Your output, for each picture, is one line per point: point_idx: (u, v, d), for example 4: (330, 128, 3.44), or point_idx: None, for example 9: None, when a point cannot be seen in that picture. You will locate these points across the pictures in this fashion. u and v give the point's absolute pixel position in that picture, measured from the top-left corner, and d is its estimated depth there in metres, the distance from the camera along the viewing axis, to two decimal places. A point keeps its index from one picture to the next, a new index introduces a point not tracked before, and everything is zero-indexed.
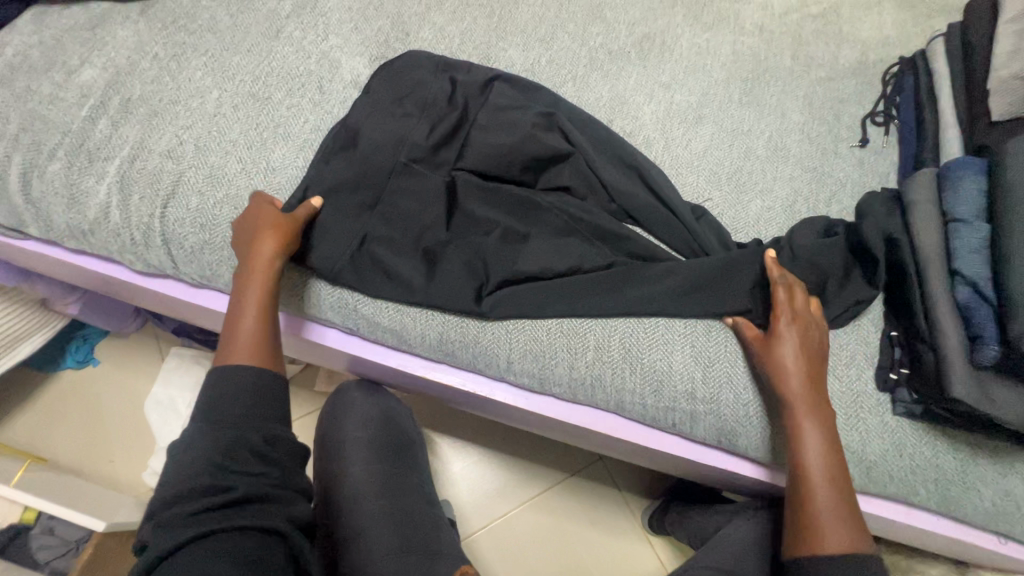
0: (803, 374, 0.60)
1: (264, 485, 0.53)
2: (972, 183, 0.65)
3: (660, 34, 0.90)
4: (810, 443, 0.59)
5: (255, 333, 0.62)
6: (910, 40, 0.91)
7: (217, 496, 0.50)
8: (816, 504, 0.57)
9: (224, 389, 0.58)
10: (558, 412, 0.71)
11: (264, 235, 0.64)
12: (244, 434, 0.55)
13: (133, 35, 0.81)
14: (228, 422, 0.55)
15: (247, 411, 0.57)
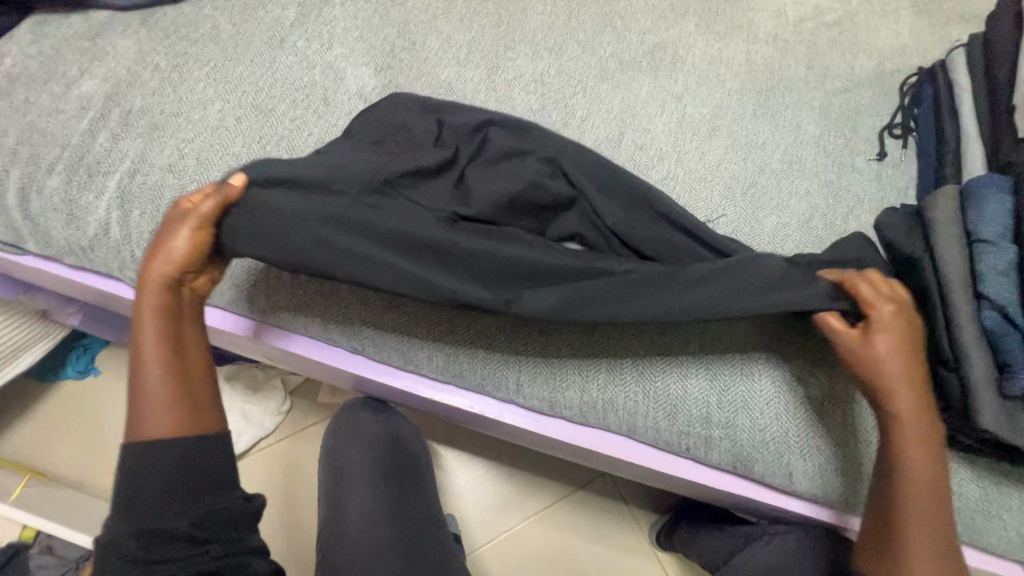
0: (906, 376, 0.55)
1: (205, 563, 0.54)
2: (997, 201, 0.63)
3: (672, 44, 0.88)
4: (916, 462, 0.54)
5: (156, 390, 0.55)
6: (927, 49, 0.88)
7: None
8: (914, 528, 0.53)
9: (145, 475, 0.54)
10: (568, 436, 0.70)
11: (156, 276, 0.57)
12: (170, 524, 0.53)
13: (134, 45, 0.79)
14: (151, 510, 0.53)
15: (168, 499, 0.54)
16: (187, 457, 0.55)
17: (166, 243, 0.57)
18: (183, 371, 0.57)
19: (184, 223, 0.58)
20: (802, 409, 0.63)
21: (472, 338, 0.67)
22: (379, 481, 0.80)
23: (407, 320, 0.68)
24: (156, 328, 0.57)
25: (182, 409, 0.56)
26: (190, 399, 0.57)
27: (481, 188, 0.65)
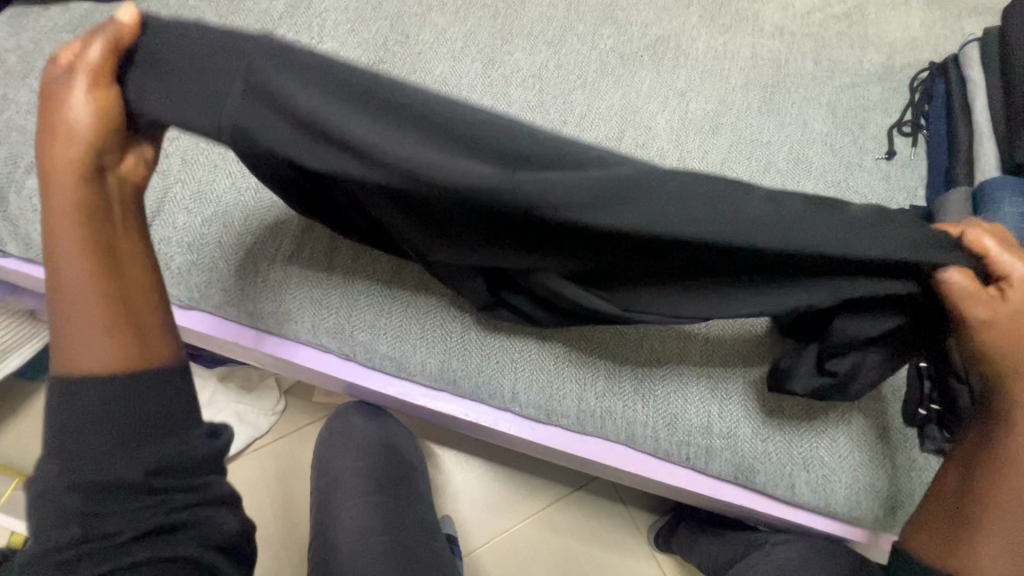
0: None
1: (163, 517, 0.44)
2: (1012, 205, 0.61)
3: (675, 37, 0.85)
4: None
5: (85, 312, 0.45)
6: (939, 43, 0.85)
7: (101, 541, 0.42)
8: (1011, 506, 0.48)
9: (85, 409, 0.43)
10: (566, 445, 0.68)
11: (61, 163, 0.45)
12: (117, 472, 0.43)
13: None
14: (92, 460, 0.43)
15: (113, 441, 0.43)
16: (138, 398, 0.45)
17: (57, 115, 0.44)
18: (118, 285, 0.47)
19: (76, 75, 0.44)
20: (804, 419, 0.61)
21: (465, 345, 0.65)
22: (372, 488, 0.78)
23: (399, 324, 0.66)
24: (76, 229, 0.46)
25: (122, 338, 0.46)
26: (132, 320, 0.47)
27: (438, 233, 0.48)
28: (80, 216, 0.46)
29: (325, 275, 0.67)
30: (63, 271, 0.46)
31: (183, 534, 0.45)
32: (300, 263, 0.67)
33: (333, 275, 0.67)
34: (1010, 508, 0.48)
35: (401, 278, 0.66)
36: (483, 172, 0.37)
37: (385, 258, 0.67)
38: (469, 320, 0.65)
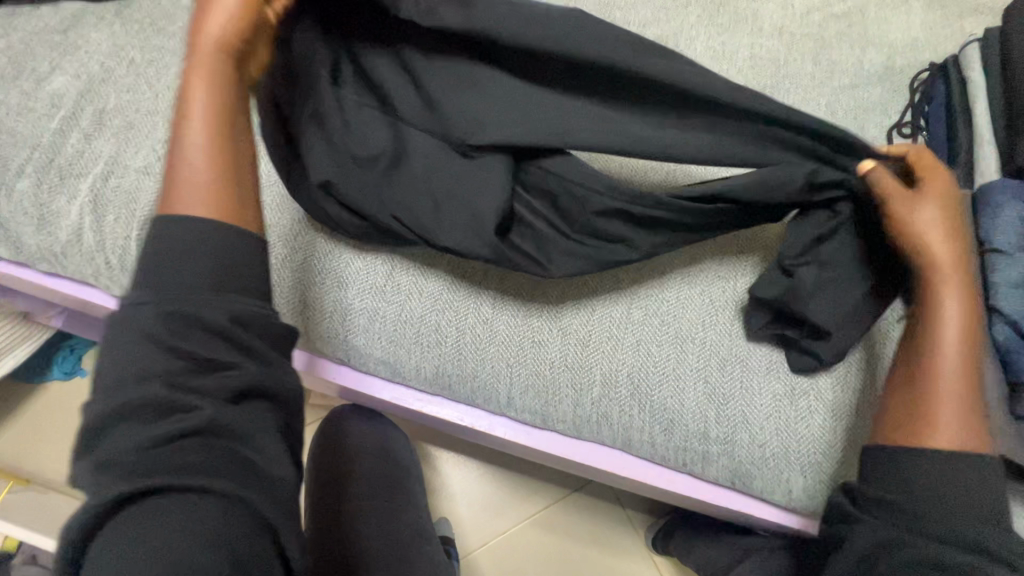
0: (949, 239, 0.53)
1: (230, 409, 0.43)
2: (1013, 210, 0.60)
3: (674, 36, 0.84)
4: (950, 308, 0.52)
5: (206, 148, 0.48)
6: (939, 43, 0.85)
7: (174, 423, 0.41)
8: (944, 379, 0.51)
9: (179, 241, 0.45)
10: (562, 450, 0.68)
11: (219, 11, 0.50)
12: (202, 312, 0.43)
13: (108, 39, 0.76)
14: (179, 300, 0.43)
15: (206, 280, 0.44)
16: (229, 244, 0.46)
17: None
18: (233, 132, 0.50)
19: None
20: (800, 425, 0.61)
21: (460, 349, 0.64)
22: (369, 494, 0.78)
23: (394, 328, 0.65)
24: (214, 76, 0.50)
25: (227, 183, 0.48)
26: (236, 172, 0.49)
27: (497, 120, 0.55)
28: (217, 68, 0.50)
29: (318, 280, 0.66)
30: (191, 109, 0.49)
31: (241, 443, 0.43)
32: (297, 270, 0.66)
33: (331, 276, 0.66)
34: (939, 379, 0.51)
35: (395, 282, 0.66)
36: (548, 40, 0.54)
37: (379, 262, 0.66)
38: (464, 324, 0.64)
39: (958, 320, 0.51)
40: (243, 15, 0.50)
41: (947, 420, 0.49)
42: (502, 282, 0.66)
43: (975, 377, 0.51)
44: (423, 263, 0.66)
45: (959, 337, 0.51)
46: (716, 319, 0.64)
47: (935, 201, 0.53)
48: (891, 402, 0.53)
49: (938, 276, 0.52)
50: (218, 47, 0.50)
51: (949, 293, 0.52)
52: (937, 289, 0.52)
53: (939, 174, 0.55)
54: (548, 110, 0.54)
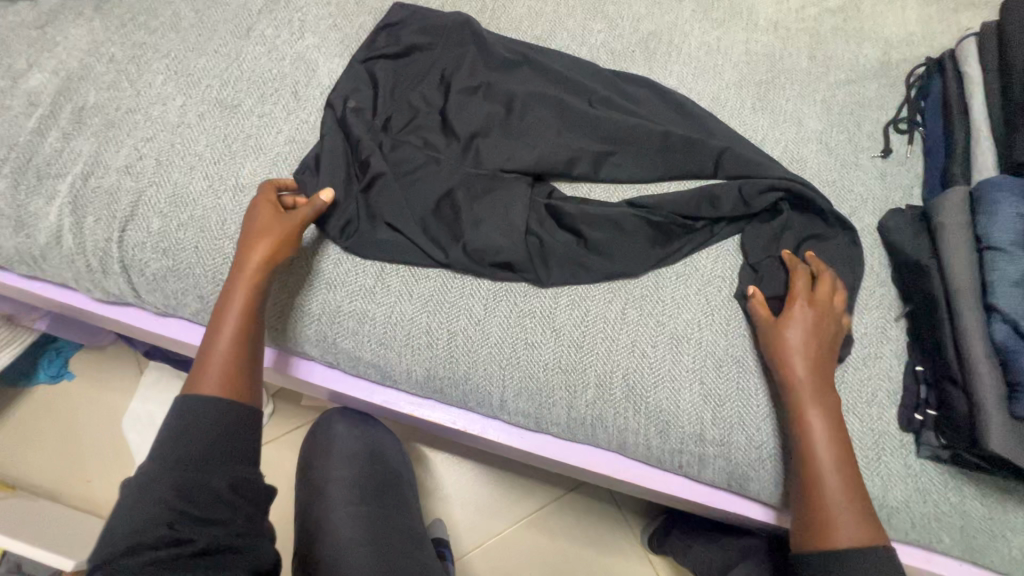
0: (809, 359, 0.56)
1: (225, 536, 0.49)
2: (1011, 205, 0.59)
3: (667, 31, 0.83)
4: (815, 433, 0.54)
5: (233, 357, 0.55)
6: (936, 37, 0.84)
7: (177, 549, 0.46)
8: (827, 495, 0.53)
9: (196, 420, 0.51)
10: (555, 453, 0.67)
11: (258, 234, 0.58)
12: (205, 478, 0.49)
13: (87, 35, 0.74)
14: (189, 465, 0.49)
15: (214, 452, 0.50)
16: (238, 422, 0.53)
17: (272, 223, 0.59)
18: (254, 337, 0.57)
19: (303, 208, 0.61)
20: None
21: (451, 352, 0.63)
22: (363, 499, 0.76)
23: (382, 331, 0.64)
24: (250, 293, 0.57)
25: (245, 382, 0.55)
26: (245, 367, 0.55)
27: (539, 136, 0.70)
28: (255, 290, 0.57)
29: (310, 281, 0.65)
30: (225, 321, 0.56)
31: (235, 558, 0.49)
32: (292, 273, 0.65)
33: (317, 284, 0.65)
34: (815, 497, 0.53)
35: (385, 284, 0.64)
36: (583, 90, 0.74)
37: (369, 264, 0.65)
38: (455, 326, 0.63)
39: (823, 446, 0.54)
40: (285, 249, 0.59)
41: (837, 522, 0.52)
42: (495, 281, 0.65)
43: (857, 485, 0.53)
44: (413, 264, 0.65)
45: (825, 450, 0.54)
46: (712, 318, 0.64)
47: (795, 327, 0.57)
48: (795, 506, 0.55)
49: (801, 396, 0.55)
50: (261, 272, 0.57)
51: (809, 411, 0.55)
52: (798, 407, 0.55)
53: (797, 300, 0.59)
54: (584, 124, 0.71)
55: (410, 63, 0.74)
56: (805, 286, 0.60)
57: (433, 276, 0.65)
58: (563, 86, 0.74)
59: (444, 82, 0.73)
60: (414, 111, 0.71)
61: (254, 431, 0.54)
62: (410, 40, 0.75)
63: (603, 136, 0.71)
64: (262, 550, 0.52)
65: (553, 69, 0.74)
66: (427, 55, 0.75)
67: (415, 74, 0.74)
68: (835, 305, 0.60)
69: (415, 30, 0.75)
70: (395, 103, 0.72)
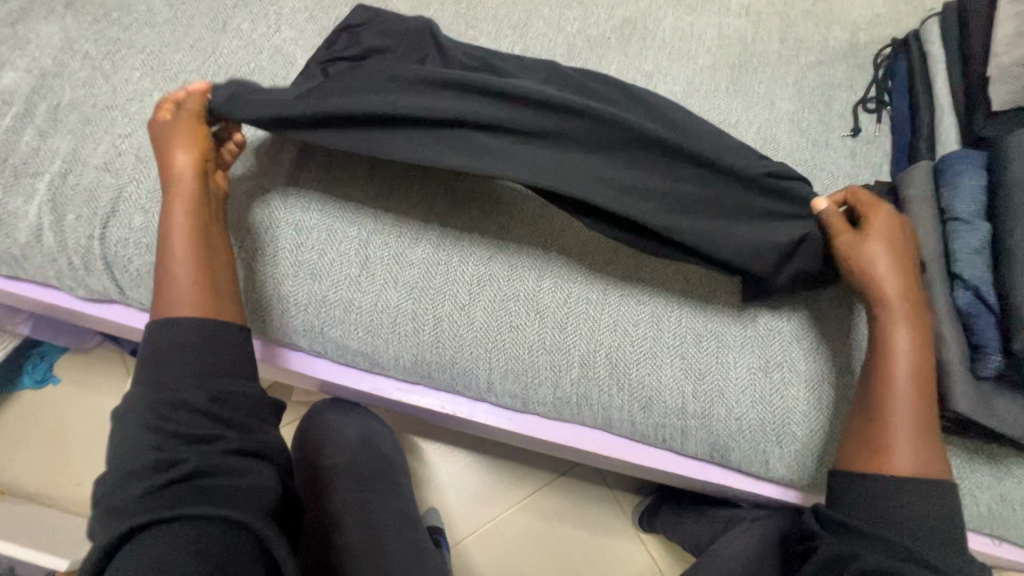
0: (898, 272, 0.56)
1: (218, 458, 0.49)
2: (971, 179, 0.62)
3: (642, 17, 0.84)
4: (900, 346, 0.55)
5: (191, 261, 0.56)
6: (902, 19, 0.86)
7: (169, 474, 0.47)
8: (899, 414, 0.53)
9: (172, 341, 0.53)
10: (543, 432, 0.69)
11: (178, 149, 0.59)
12: (184, 395, 0.50)
13: (60, 32, 0.73)
14: (166, 386, 0.51)
15: (190, 371, 0.52)
16: (206, 333, 0.53)
17: (175, 130, 0.60)
18: (205, 236, 0.58)
19: (187, 99, 0.62)
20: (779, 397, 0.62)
21: (438, 337, 0.64)
22: (360, 485, 0.78)
23: (370, 318, 0.65)
24: (184, 193, 0.58)
25: (205, 279, 0.56)
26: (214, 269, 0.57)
27: None
28: (184, 192, 0.59)
29: (293, 272, 0.66)
30: (171, 237, 0.57)
31: (232, 481, 0.49)
32: (261, 255, 0.66)
33: (300, 273, 0.65)
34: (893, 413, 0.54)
35: (370, 272, 0.65)
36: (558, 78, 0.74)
37: (354, 252, 0.66)
38: (439, 312, 0.64)
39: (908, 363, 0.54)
40: (196, 142, 0.60)
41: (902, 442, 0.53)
42: (479, 267, 0.66)
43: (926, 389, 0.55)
44: (397, 253, 0.66)
45: (907, 352, 0.55)
46: (690, 295, 0.66)
47: (886, 241, 0.57)
48: (852, 425, 0.56)
49: (892, 310, 0.56)
50: (189, 170, 0.59)
51: (898, 326, 0.55)
52: (884, 321, 0.56)
53: (883, 212, 0.59)
54: None
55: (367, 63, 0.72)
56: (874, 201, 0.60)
57: (417, 263, 0.66)
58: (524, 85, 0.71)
59: None
60: None
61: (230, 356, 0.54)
62: (369, 43, 0.73)
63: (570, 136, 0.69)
64: (262, 473, 0.51)
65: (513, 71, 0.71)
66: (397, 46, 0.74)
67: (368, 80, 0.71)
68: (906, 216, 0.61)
69: (375, 32, 0.74)
70: None
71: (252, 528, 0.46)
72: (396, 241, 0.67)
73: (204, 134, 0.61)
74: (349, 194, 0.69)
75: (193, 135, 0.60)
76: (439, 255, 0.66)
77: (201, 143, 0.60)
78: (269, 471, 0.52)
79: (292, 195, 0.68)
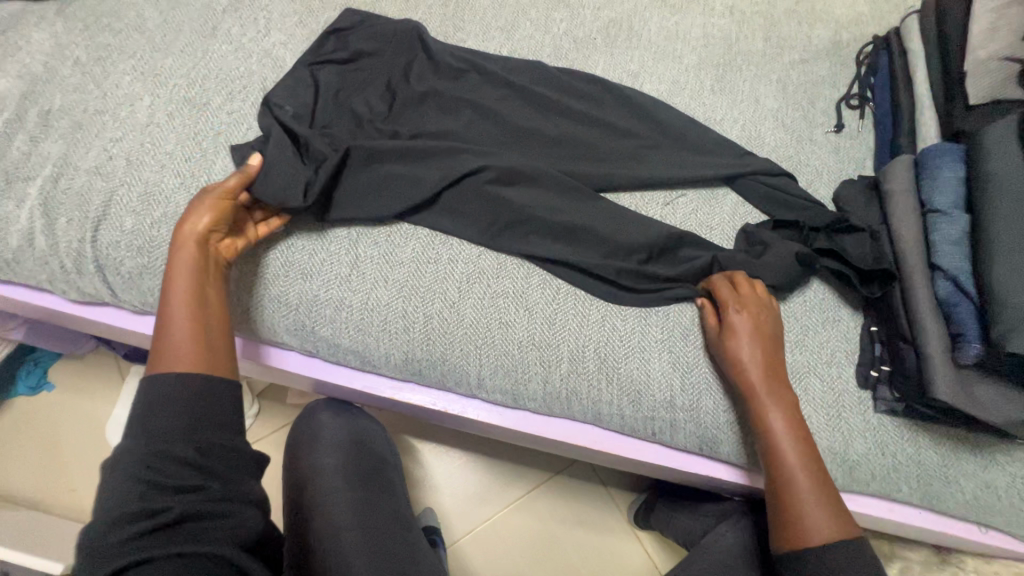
0: (759, 360, 0.58)
1: (204, 502, 0.48)
2: (950, 171, 0.63)
3: (628, 18, 0.85)
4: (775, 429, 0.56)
5: (188, 333, 0.54)
6: (883, 17, 0.87)
7: (153, 519, 0.46)
8: (795, 497, 0.54)
9: (160, 392, 0.51)
10: (533, 427, 0.69)
11: (190, 222, 0.58)
12: (171, 445, 0.49)
13: (51, 38, 0.74)
14: (154, 438, 0.49)
15: (181, 422, 0.50)
16: (201, 391, 0.52)
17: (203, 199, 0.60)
18: (205, 305, 0.57)
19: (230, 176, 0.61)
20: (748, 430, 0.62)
21: (428, 335, 0.65)
22: (352, 484, 0.78)
23: (360, 317, 0.65)
24: (185, 262, 0.57)
25: (204, 352, 0.54)
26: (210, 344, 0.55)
27: (503, 124, 0.71)
28: (193, 260, 0.58)
29: (283, 273, 0.66)
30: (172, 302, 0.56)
31: (216, 523, 0.48)
32: (254, 261, 0.66)
33: (290, 274, 0.66)
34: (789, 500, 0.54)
35: (360, 272, 0.66)
36: (544, 81, 0.76)
37: (344, 253, 0.67)
38: (430, 310, 0.65)
39: (789, 450, 0.55)
40: (216, 214, 0.59)
41: (808, 520, 0.53)
42: (469, 264, 0.67)
43: (815, 460, 0.56)
44: (387, 252, 0.67)
45: (789, 437, 0.56)
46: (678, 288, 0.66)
47: (739, 337, 0.59)
48: (767, 503, 0.57)
49: (760, 401, 0.57)
50: (195, 241, 0.58)
51: (767, 410, 0.57)
52: (757, 410, 0.57)
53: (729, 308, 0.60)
54: (536, 124, 0.72)
55: (356, 67, 0.74)
56: (731, 289, 0.62)
57: (407, 261, 0.66)
58: (509, 88, 0.74)
59: (393, 85, 0.73)
60: (356, 119, 0.70)
61: (220, 402, 0.53)
62: (358, 46, 0.75)
63: (555, 137, 0.71)
64: (246, 512, 0.51)
65: (499, 76, 0.74)
66: (386, 50, 0.75)
67: (358, 84, 0.73)
68: (759, 293, 0.62)
69: (363, 36, 0.76)
70: (343, 107, 0.71)
71: (238, 565, 0.48)
72: (385, 240, 0.67)
73: (228, 208, 0.60)
74: None
75: (217, 209, 0.60)
76: (429, 253, 0.67)
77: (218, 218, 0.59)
78: (251, 510, 0.51)
79: None
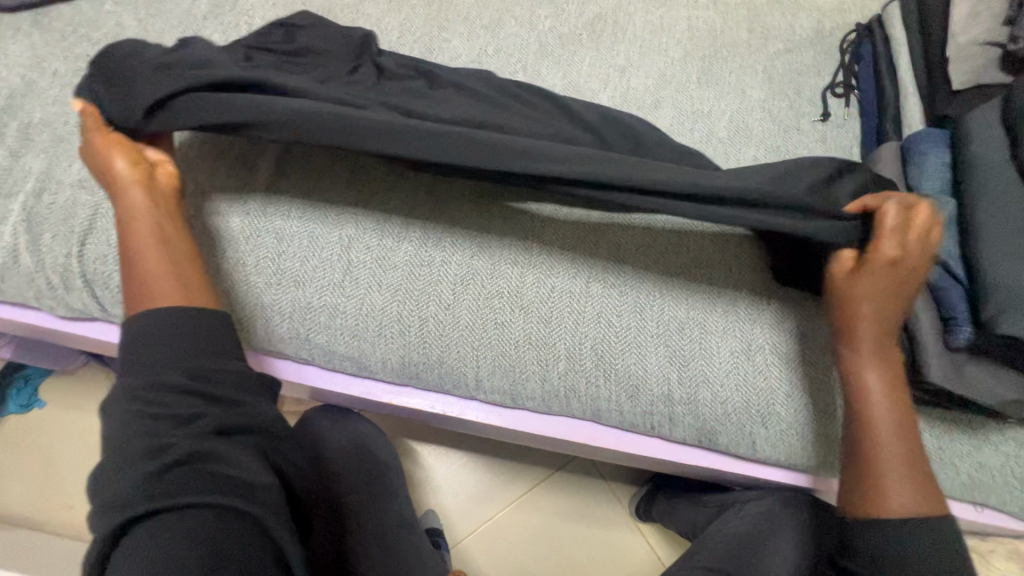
0: (879, 309, 0.55)
1: (205, 435, 0.49)
2: (935, 157, 0.64)
3: (612, 13, 0.85)
4: (873, 385, 0.55)
5: (157, 260, 0.56)
6: (865, 6, 0.88)
7: (160, 459, 0.47)
8: (883, 459, 0.53)
9: (146, 331, 0.52)
10: (533, 426, 0.69)
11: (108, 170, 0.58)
12: (165, 375, 0.50)
13: (27, 50, 0.73)
14: (150, 368, 0.51)
15: (176, 351, 0.51)
16: (188, 318, 0.53)
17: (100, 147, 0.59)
18: (166, 235, 0.58)
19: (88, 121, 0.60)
20: (753, 411, 0.63)
21: (424, 338, 0.65)
22: (356, 489, 0.79)
23: (357, 323, 0.65)
24: (130, 197, 0.58)
25: (173, 277, 0.55)
26: (179, 263, 0.56)
27: None
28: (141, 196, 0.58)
29: (276, 281, 0.66)
30: (138, 243, 0.56)
31: (222, 468, 0.48)
32: (245, 269, 0.66)
33: (284, 282, 0.66)
34: (878, 459, 0.53)
35: (354, 277, 0.66)
36: None
37: (336, 259, 0.66)
38: (425, 312, 0.65)
39: (883, 407, 0.55)
40: (121, 150, 0.59)
41: (890, 487, 0.53)
42: (462, 267, 0.66)
43: (913, 428, 0.55)
44: (379, 256, 0.66)
45: (885, 400, 0.55)
46: (673, 283, 0.66)
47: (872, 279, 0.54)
48: (844, 470, 0.56)
49: (860, 353, 0.56)
50: (127, 176, 0.58)
51: (868, 366, 0.55)
52: (856, 364, 0.56)
53: (881, 243, 0.54)
54: None
55: (301, 62, 0.69)
56: (896, 224, 0.54)
57: (402, 265, 0.66)
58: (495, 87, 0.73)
59: None
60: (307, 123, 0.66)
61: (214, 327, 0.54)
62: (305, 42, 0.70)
63: None
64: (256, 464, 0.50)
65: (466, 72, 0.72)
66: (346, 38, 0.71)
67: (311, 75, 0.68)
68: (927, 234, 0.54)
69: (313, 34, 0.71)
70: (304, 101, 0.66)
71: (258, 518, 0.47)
72: (377, 246, 0.67)
73: (124, 142, 0.60)
74: (329, 203, 0.69)
75: (117, 147, 0.59)
76: (422, 256, 0.67)
77: (133, 149, 0.60)
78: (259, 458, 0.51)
79: (269, 204, 0.68)
